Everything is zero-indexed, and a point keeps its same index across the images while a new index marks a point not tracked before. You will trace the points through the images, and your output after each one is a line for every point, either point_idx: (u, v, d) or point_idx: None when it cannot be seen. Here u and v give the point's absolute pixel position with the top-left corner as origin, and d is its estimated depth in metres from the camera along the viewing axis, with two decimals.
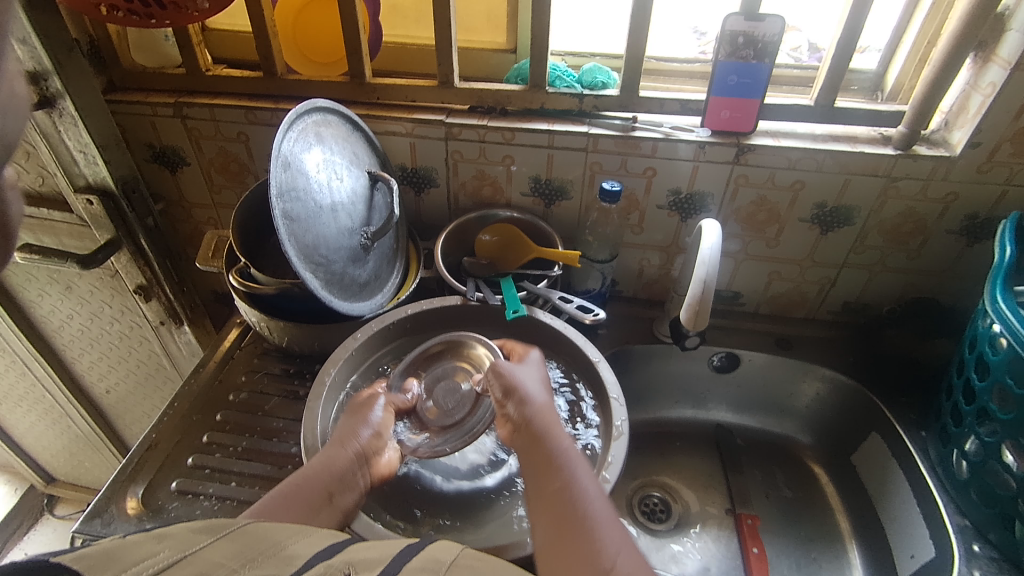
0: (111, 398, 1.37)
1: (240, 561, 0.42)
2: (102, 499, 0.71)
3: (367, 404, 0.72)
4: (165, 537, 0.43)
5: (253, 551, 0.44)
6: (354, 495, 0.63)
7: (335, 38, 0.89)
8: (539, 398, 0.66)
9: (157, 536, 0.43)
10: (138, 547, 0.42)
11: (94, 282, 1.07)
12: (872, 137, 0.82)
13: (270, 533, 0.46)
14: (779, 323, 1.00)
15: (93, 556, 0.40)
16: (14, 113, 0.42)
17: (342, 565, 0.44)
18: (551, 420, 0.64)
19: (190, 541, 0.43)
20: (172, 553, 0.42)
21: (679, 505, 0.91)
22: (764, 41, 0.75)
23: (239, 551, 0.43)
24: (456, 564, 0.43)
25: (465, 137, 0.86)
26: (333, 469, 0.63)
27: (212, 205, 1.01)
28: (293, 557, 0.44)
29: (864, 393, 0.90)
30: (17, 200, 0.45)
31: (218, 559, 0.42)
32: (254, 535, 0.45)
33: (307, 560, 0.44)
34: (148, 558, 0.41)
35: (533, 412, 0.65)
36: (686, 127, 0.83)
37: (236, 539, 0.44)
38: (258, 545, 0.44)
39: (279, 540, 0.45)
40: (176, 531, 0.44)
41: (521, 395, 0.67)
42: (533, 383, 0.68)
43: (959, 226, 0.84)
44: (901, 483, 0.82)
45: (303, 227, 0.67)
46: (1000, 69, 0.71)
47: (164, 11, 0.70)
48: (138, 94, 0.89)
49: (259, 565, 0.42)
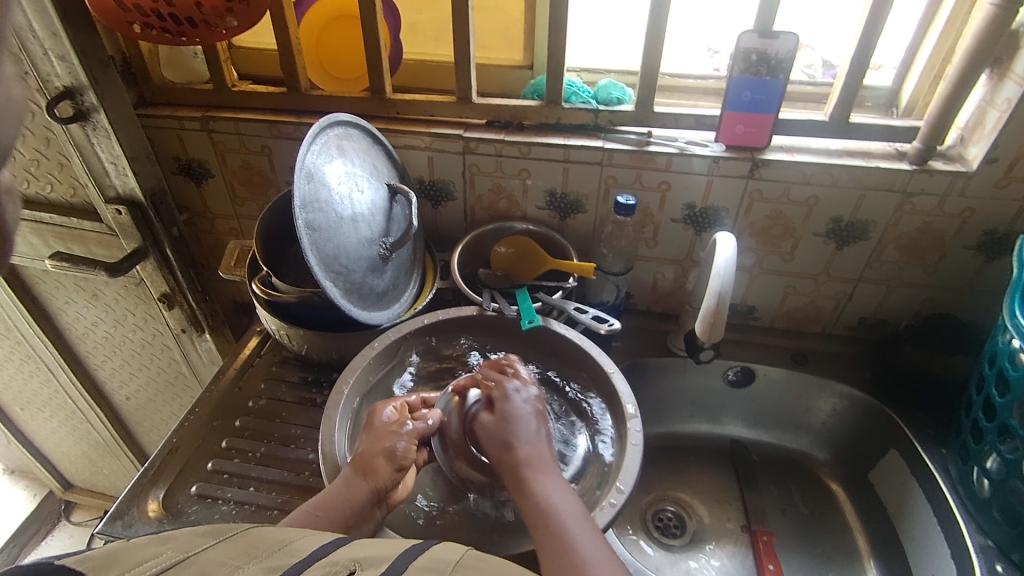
0: (130, 405, 1.39)
1: (245, 558, 0.43)
2: (123, 502, 0.73)
3: (390, 430, 0.68)
4: (170, 539, 0.45)
5: (256, 548, 0.44)
6: (370, 525, 0.62)
7: (357, 56, 0.92)
8: (524, 441, 0.63)
9: (160, 540, 0.45)
10: (142, 548, 0.44)
11: (119, 290, 1.10)
12: (887, 152, 0.82)
13: (274, 533, 0.47)
14: (794, 337, 1.00)
15: (99, 558, 0.42)
16: (11, 118, 0.45)
17: (348, 561, 0.43)
18: (535, 459, 0.62)
19: (193, 542, 0.45)
20: (174, 553, 0.43)
21: (693, 520, 0.90)
22: (777, 58, 0.77)
23: (243, 550, 0.44)
24: (463, 564, 0.44)
25: (482, 151, 0.88)
26: (353, 503, 0.61)
27: (235, 217, 1.03)
28: (298, 549, 0.45)
29: (881, 410, 0.89)
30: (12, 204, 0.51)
31: (220, 558, 0.43)
32: (260, 536, 0.46)
33: (312, 552, 0.45)
34: (151, 558, 0.43)
35: (515, 452, 0.62)
36: (701, 142, 0.84)
37: (239, 540, 0.45)
38: (262, 543, 0.45)
39: (285, 538, 0.46)
40: (182, 533, 0.46)
41: (505, 440, 0.63)
42: (516, 418, 0.65)
43: (977, 241, 0.83)
44: (921, 501, 0.81)
45: (325, 237, 0.69)
46: (1016, 86, 0.71)
47: (195, 29, 0.73)
48: (168, 109, 0.92)
49: (266, 560, 0.43)
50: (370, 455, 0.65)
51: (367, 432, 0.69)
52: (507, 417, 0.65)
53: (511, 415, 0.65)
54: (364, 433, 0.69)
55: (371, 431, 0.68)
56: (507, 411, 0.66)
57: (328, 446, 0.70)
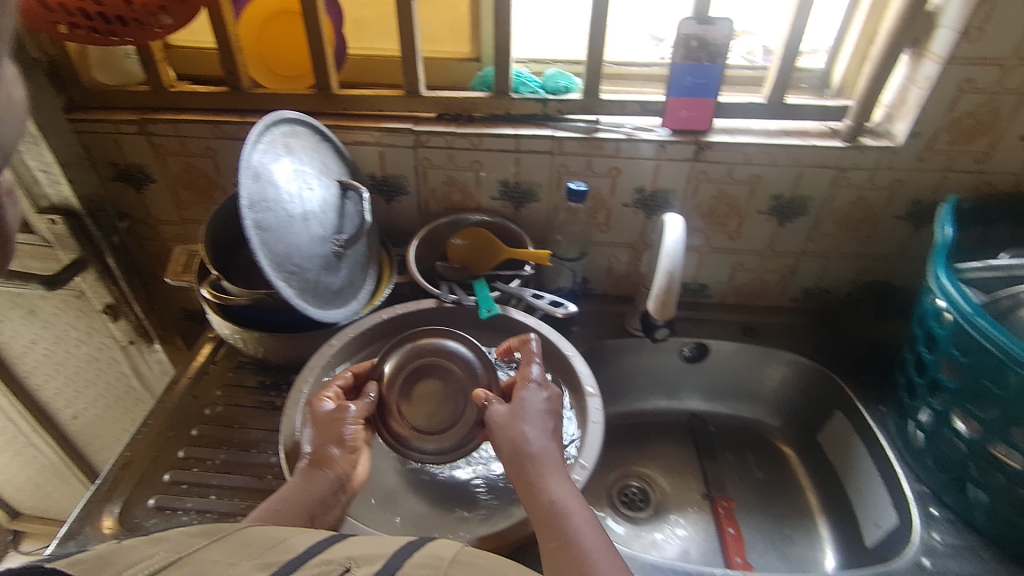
0: (78, 424, 1.33)
1: (239, 556, 0.43)
2: (75, 521, 0.70)
3: (335, 417, 0.67)
4: (161, 541, 0.44)
5: (254, 546, 0.45)
6: (336, 512, 0.62)
7: (299, 51, 0.90)
8: (537, 436, 0.60)
9: (152, 541, 0.44)
10: (133, 549, 0.42)
11: (59, 304, 1.05)
12: (821, 131, 0.86)
13: (269, 533, 0.47)
14: (744, 312, 1.04)
15: (90, 561, 0.40)
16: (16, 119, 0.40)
17: (343, 559, 0.44)
18: (547, 457, 0.58)
19: (186, 543, 0.44)
20: (168, 554, 0.42)
21: (657, 493, 0.93)
22: (715, 44, 0.79)
23: (237, 548, 0.44)
24: (456, 560, 0.44)
25: (433, 144, 0.88)
26: (315, 493, 0.61)
27: (180, 222, 1.00)
28: (293, 546, 0.45)
29: (826, 376, 0.94)
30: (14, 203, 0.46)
31: (216, 557, 0.43)
32: (253, 535, 0.46)
33: (307, 550, 0.45)
34: (144, 559, 0.41)
35: (526, 447, 0.59)
36: (647, 128, 0.87)
37: (232, 540, 0.45)
38: (259, 541, 0.45)
39: (280, 536, 0.46)
40: (173, 533, 0.45)
41: (514, 435, 0.60)
42: (532, 413, 0.62)
43: (905, 212, 0.89)
44: (864, 457, 0.86)
45: (275, 236, 0.68)
46: (934, 65, 0.75)
47: (126, 27, 0.71)
48: (102, 112, 0.88)
49: (261, 557, 0.43)
50: (322, 448, 0.65)
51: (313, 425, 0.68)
52: (519, 411, 0.62)
53: (524, 408, 0.62)
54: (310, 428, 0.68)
55: (316, 422, 0.68)
56: (522, 404, 0.63)
57: (290, 446, 0.70)
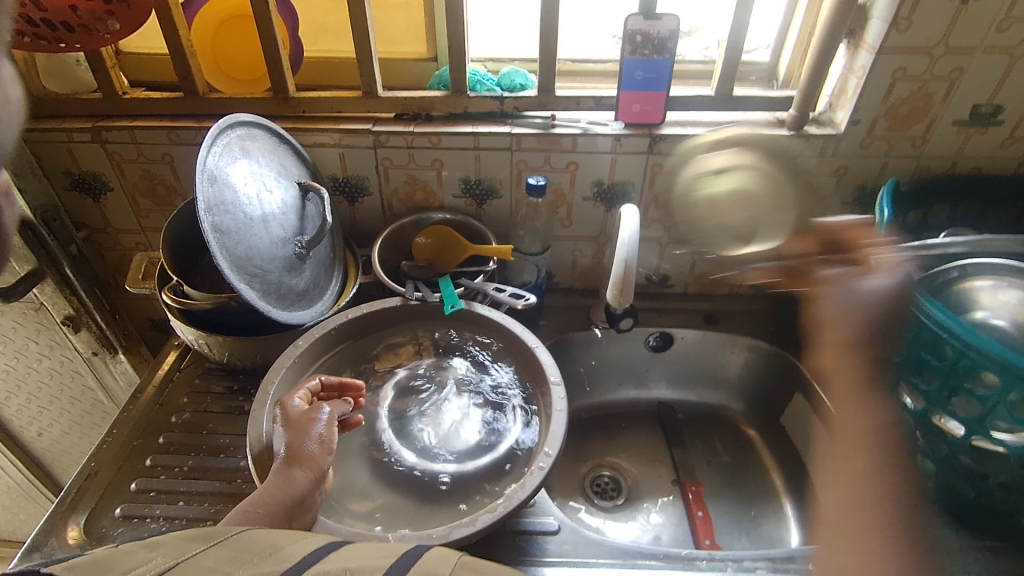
0: (43, 442, 1.30)
1: (235, 564, 0.42)
2: (40, 533, 0.69)
3: (309, 416, 0.67)
4: (159, 545, 0.43)
5: (248, 553, 0.43)
6: (310, 514, 0.62)
7: (254, 55, 0.90)
8: None
9: (149, 545, 0.43)
10: (131, 555, 0.41)
11: (16, 318, 1.03)
12: (769, 121, 0.89)
13: (265, 538, 0.46)
14: (706, 300, 1.07)
15: (85, 566, 0.39)
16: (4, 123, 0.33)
17: (339, 571, 0.42)
18: None
19: (183, 548, 0.43)
20: (166, 559, 0.41)
21: (628, 480, 0.95)
22: (661, 38, 0.82)
23: (234, 556, 0.43)
24: None
25: (393, 144, 0.88)
26: (292, 493, 0.60)
27: (140, 230, 0.99)
28: (290, 554, 0.44)
29: (785, 356, 0.97)
30: None
31: (211, 564, 0.42)
32: (249, 540, 0.45)
33: (303, 560, 0.44)
34: (141, 565, 0.40)
35: None
36: (602, 122, 0.89)
37: (230, 545, 0.44)
38: (252, 548, 0.44)
39: (277, 543, 0.45)
40: (169, 539, 0.44)
41: None
42: None
43: (852, 197, 0.92)
44: (823, 435, 0.89)
45: (234, 239, 0.68)
46: (869, 54, 0.79)
47: (72, 33, 0.71)
48: (53, 121, 0.87)
49: (258, 565, 0.42)
50: (297, 448, 0.64)
51: (283, 425, 0.66)
52: None
53: None
54: (279, 428, 0.66)
55: (287, 422, 0.66)
56: None
57: (258, 447, 0.68)
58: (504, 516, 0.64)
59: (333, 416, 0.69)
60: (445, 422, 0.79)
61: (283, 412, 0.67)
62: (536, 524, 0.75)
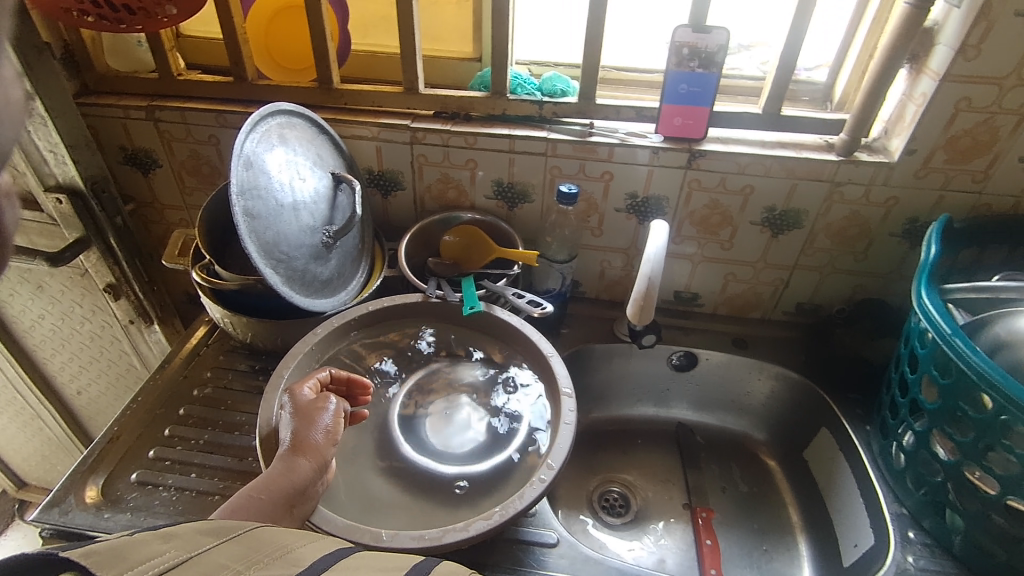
0: (82, 400, 1.37)
1: (245, 564, 0.40)
2: (61, 490, 0.73)
3: (316, 405, 0.68)
4: (173, 538, 0.41)
5: (259, 553, 0.41)
6: (311, 504, 0.62)
7: (302, 46, 0.92)
8: None
9: (163, 537, 0.40)
10: (146, 545, 0.39)
11: (64, 281, 1.09)
12: (818, 144, 0.86)
13: (275, 538, 0.44)
14: (735, 323, 1.03)
15: (101, 553, 0.37)
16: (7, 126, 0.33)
17: None
18: None
19: (195, 542, 0.41)
20: (179, 552, 0.39)
21: (638, 500, 0.93)
22: (708, 52, 0.80)
23: (244, 554, 0.41)
24: None
25: (430, 141, 0.89)
26: (294, 481, 0.61)
27: (183, 207, 1.03)
28: (299, 559, 0.41)
29: (813, 389, 0.93)
30: (13, 207, 0.38)
31: (223, 561, 0.39)
32: (261, 539, 0.43)
33: (313, 565, 0.41)
34: (153, 557, 0.38)
35: None
36: (641, 133, 0.87)
37: (242, 542, 0.42)
38: (264, 548, 0.42)
39: (288, 546, 0.43)
40: (183, 531, 0.42)
41: None
42: None
43: (901, 229, 0.88)
44: (847, 475, 0.85)
45: (264, 225, 0.70)
46: (931, 81, 0.75)
47: (133, 16, 0.73)
48: (111, 98, 0.91)
49: (267, 567, 0.39)
50: (303, 436, 0.65)
51: (291, 411, 0.67)
52: None
53: None
54: (287, 415, 0.67)
55: (296, 410, 0.67)
56: None
57: (266, 429, 0.70)
58: (500, 524, 0.63)
59: (340, 408, 0.69)
60: (456, 427, 0.80)
61: (291, 399, 0.68)
62: (535, 535, 0.74)
